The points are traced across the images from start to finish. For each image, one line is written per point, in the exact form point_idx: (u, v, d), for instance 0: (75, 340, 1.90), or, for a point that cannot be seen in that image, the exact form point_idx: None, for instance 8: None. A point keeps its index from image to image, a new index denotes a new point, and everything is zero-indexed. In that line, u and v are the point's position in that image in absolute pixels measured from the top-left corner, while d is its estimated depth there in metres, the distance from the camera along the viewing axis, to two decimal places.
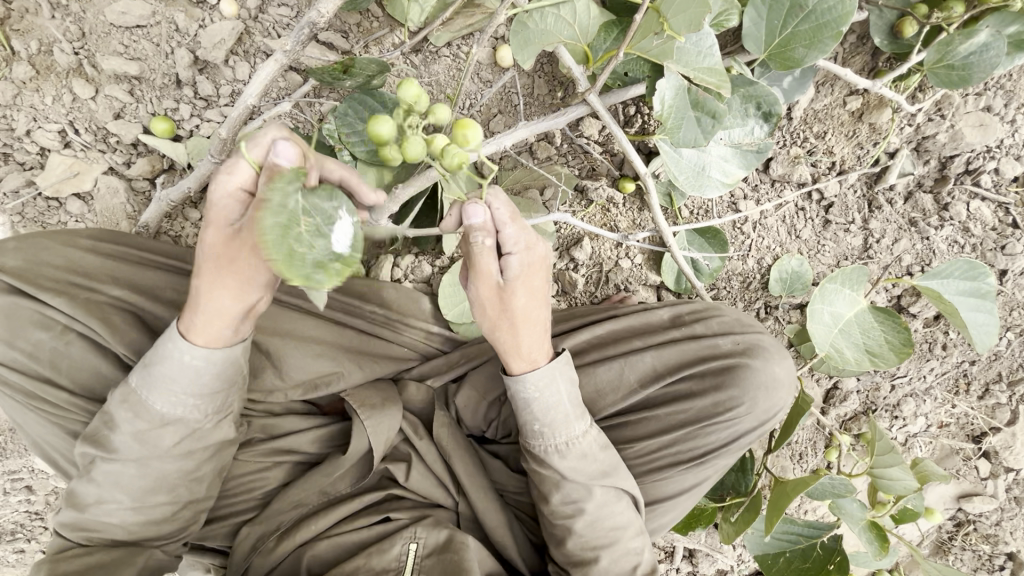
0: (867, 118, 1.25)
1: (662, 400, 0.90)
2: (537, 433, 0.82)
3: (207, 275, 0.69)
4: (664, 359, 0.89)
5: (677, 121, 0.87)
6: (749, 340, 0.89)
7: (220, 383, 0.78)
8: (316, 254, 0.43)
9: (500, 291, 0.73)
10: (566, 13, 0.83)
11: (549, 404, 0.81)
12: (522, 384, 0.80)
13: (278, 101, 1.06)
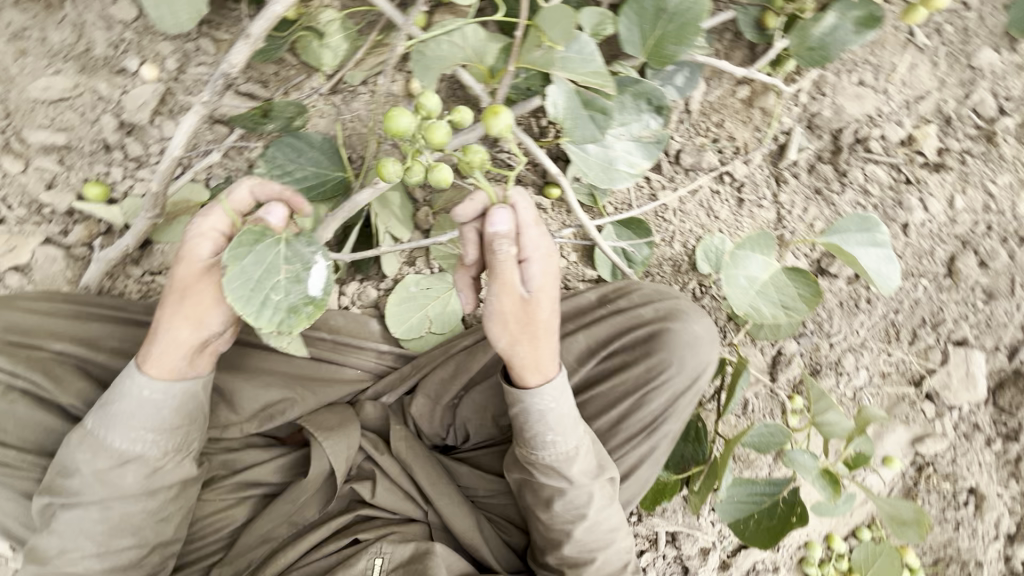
0: (758, 103, 1.41)
1: (601, 375, 0.96)
2: (550, 442, 0.86)
3: (173, 304, 0.80)
4: (596, 337, 0.96)
5: (573, 121, 0.96)
6: (668, 306, 0.96)
7: (180, 419, 0.83)
8: (286, 304, 0.80)
9: (524, 301, 0.80)
10: (457, 39, 0.92)
11: (563, 412, 0.86)
12: (535, 397, 0.85)
13: (208, 153, 1.14)
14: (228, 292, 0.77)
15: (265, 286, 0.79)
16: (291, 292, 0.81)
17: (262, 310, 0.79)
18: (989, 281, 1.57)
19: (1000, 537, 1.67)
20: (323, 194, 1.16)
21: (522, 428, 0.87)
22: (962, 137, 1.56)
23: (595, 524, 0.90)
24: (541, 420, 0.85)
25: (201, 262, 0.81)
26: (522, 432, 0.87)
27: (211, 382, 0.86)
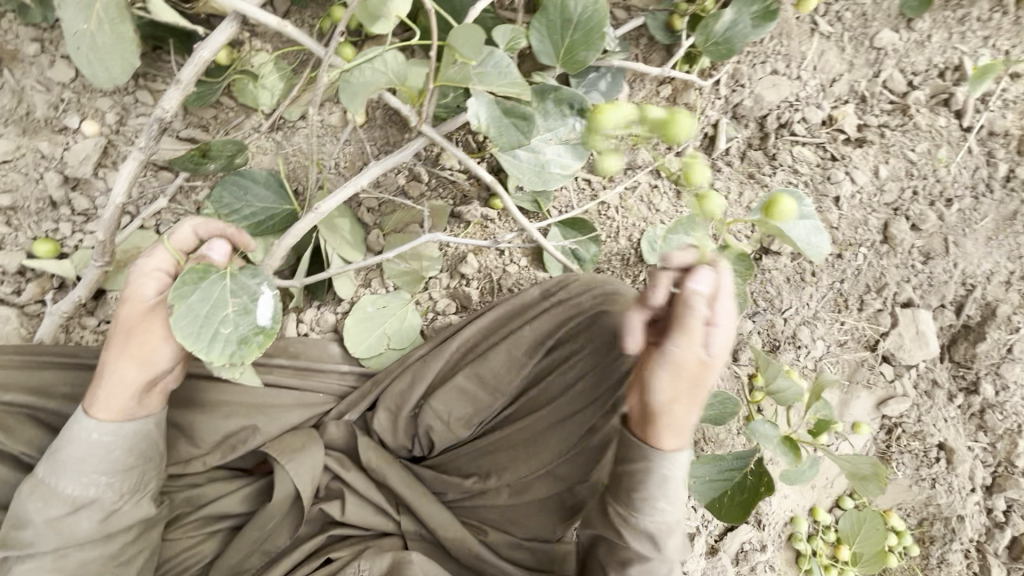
0: (681, 100, 1.47)
1: (551, 364, 1.03)
2: (660, 510, 0.83)
3: (119, 344, 0.83)
4: (543, 327, 1.03)
5: (498, 131, 1.01)
6: (606, 290, 1.02)
7: (133, 459, 0.84)
8: (235, 334, 0.85)
9: (701, 366, 0.79)
10: (379, 66, 0.98)
11: (680, 481, 0.84)
12: (665, 461, 0.83)
13: (154, 200, 1.17)
14: (177, 329, 0.80)
15: (214, 320, 0.83)
16: (240, 325, 0.85)
17: (213, 344, 0.83)
18: (924, 242, 1.67)
19: (975, 488, 1.71)
20: (272, 227, 1.20)
21: (637, 483, 0.83)
22: (878, 113, 1.66)
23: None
24: (668, 485, 0.83)
25: (146, 301, 0.84)
26: (635, 488, 0.83)
27: (162, 420, 0.88)
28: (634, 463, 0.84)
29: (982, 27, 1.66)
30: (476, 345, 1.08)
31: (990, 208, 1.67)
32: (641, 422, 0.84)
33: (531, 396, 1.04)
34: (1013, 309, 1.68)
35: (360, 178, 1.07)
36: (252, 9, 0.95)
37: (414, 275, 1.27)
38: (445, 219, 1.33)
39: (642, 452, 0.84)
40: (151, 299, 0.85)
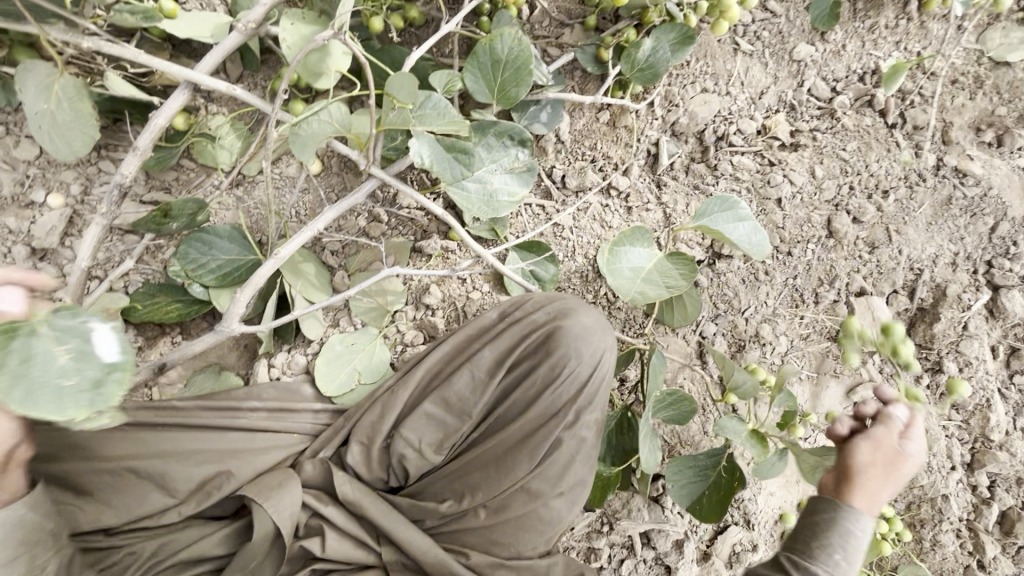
0: (620, 123, 1.57)
1: (516, 383, 1.07)
2: (837, 565, 0.86)
3: None
4: (501, 347, 1.07)
5: (441, 166, 1.09)
6: (558, 306, 1.08)
7: (19, 548, 0.79)
8: (87, 384, 0.67)
9: (893, 456, 0.92)
10: (324, 117, 1.06)
11: (856, 547, 0.87)
12: (856, 517, 0.88)
13: (121, 262, 1.22)
14: (10, 402, 0.64)
15: (50, 378, 0.67)
16: (82, 371, 0.67)
17: (59, 402, 0.65)
18: (867, 233, 1.77)
19: (955, 466, 1.76)
20: (239, 276, 1.25)
21: (823, 535, 0.88)
22: (809, 118, 1.79)
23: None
24: (856, 543, 0.87)
25: None
26: (818, 537, 0.88)
27: (30, 489, 0.82)
28: (822, 512, 0.90)
29: (891, 33, 1.81)
30: (440, 371, 1.12)
31: (925, 196, 1.79)
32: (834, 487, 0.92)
33: (497, 415, 1.07)
34: (961, 288, 1.77)
35: (316, 223, 1.14)
36: (202, 77, 1.03)
37: (380, 309, 1.32)
38: (406, 255, 1.39)
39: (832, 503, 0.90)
40: None
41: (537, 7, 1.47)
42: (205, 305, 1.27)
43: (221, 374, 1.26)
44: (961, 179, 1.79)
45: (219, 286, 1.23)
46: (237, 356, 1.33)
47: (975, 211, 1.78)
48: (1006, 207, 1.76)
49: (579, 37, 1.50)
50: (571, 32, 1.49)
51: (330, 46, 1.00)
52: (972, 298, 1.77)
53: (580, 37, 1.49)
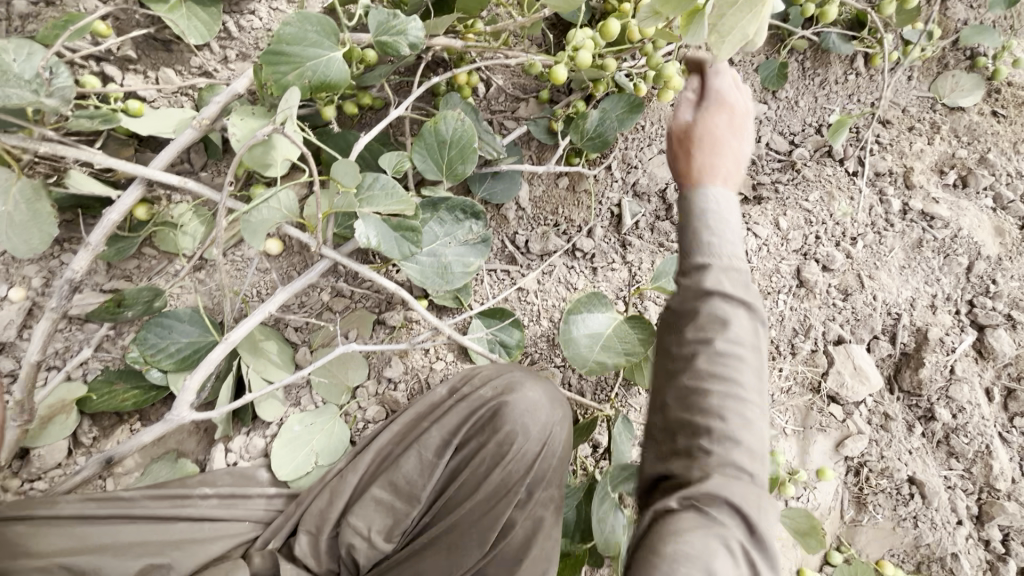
0: (581, 187, 1.60)
1: (466, 461, 1.09)
2: (715, 238, 0.74)
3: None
4: (449, 425, 1.09)
5: (387, 243, 1.11)
6: (504, 381, 1.11)
7: None
8: None
9: (710, 110, 0.85)
10: (273, 203, 1.10)
11: (727, 220, 0.75)
12: (708, 194, 0.77)
13: (81, 350, 1.23)
14: None
15: None
16: None
17: None
18: (838, 281, 1.76)
19: (962, 520, 1.66)
20: (198, 359, 1.26)
21: (687, 218, 0.76)
22: (770, 171, 1.84)
23: (748, 492, 0.66)
24: (715, 215, 0.75)
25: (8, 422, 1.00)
26: (685, 223, 0.77)
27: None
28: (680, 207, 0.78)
29: (842, 87, 1.88)
30: (390, 453, 1.14)
31: (895, 241, 1.80)
32: (671, 158, 0.84)
33: (448, 497, 1.07)
34: (943, 331, 1.74)
35: (267, 304, 1.15)
36: (155, 172, 1.08)
37: (339, 387, 1.31)
38: (369, 328, 1.40)
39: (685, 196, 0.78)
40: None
41: (492, 85, 1.54)
42: (164, 390, 1.27)
43: (177, 461, 1.24)
44: (930, 223, 1.81)
45: (178, 369, 1.24)
46: (196, 440, 1.30)
47: (948, 252, 1.79)
48: (979, 246, 1.78)
49: (534, 110, 1.56)
50: (526, 105, 1.55)
51: (274, 140, 1.05)
52: (955, 341, 1.74)
53: (535, 110, 1.55)
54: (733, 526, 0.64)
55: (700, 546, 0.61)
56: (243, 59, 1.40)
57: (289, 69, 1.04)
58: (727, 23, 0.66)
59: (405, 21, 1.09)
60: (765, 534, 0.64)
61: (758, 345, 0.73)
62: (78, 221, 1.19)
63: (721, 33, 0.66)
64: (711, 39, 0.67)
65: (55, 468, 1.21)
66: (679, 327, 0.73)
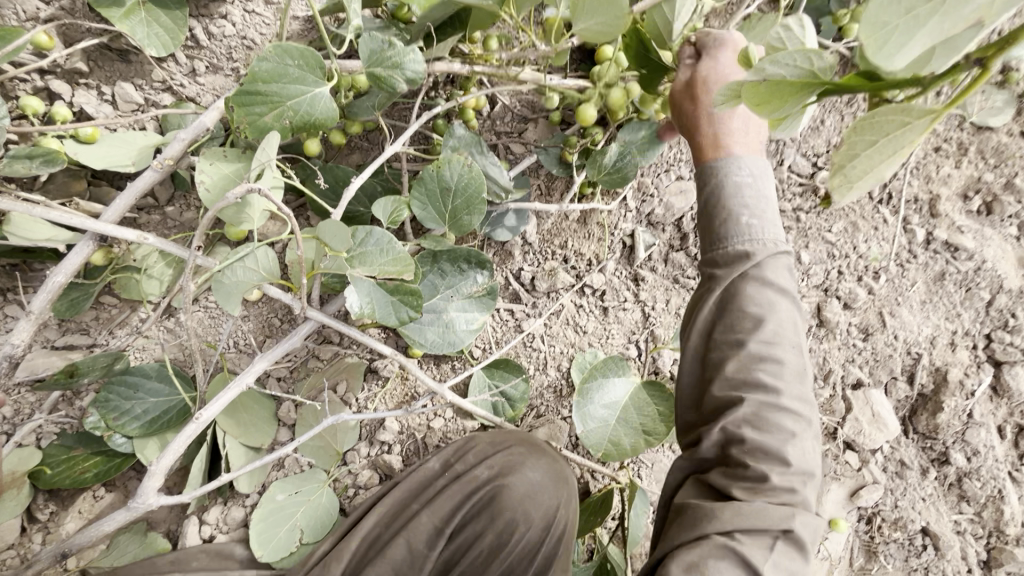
0: (592, 219, 1.41)
1: (460, 551, 1.06)
2: (749, 226, 0.85)
3: None
4: (443, 509, 1.07)
5: (382, 309, 0.97)
6: (499, 462, 1.09)
7: None
8: None
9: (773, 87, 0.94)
10: (250, 264, 0.95)
11: (757, 192, 0.86)
12: (738, 164, 0.87)
13: (32, 415, 1.09)
14: None
15: None
16: None
17: None
18: (859, 319, 1.65)
19: (971, 569, 1.60)
20: (167, 424, 1.12)
21: (718, 208, 0.87)
22: (791, 197, 1.65)
23: (771, 506, 0.74)
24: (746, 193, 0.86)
25: None
26: (715, 215, 0.87)
27: None
28: (709, 184, 0.89)
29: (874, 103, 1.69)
30: (377, 538, 1.08)
31: (917, 273, 1.68)
32: (686, 134, 0.94)
33: None
34: (963, 371, 1.63)
35: (245, 374, 1.03)
36: (109, 228, 0.96)
37: (329, 451, 1.19)
38: (360, 379, 1.26)
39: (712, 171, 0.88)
40: None
41: (497, 103, 1.35)
42: (129, 457, 1.13)
43: (146, 535, 1.12)
44: (954, 254, 1.68)
45: (145, 435, 1.11)
46: (168, 507, 1.19)
47: (970, 286, 1.67)
48: (1002, 279, 1.66)
49: (543, 132, 1.39)
50: (535, 126, 1.38)
51: (250, 197, 0.92)
52: (975, 382, 1.62)
53: (545, 133, 1.38)
54: (757, 530, 0.73)
55: (719, 539, 0.73)
56: (214, 72, 1.22)
57: (266, 110, 0.89)
58: (859, 164, 0.43)
59: (401, 53, 0.94)
60: (788, 536, 0.74)
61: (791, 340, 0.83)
62: (18, 273, 1.06)
63: (848, 173, 0.43)
64: (830, 178, 0.44)
65: (8, 548, 1.10)
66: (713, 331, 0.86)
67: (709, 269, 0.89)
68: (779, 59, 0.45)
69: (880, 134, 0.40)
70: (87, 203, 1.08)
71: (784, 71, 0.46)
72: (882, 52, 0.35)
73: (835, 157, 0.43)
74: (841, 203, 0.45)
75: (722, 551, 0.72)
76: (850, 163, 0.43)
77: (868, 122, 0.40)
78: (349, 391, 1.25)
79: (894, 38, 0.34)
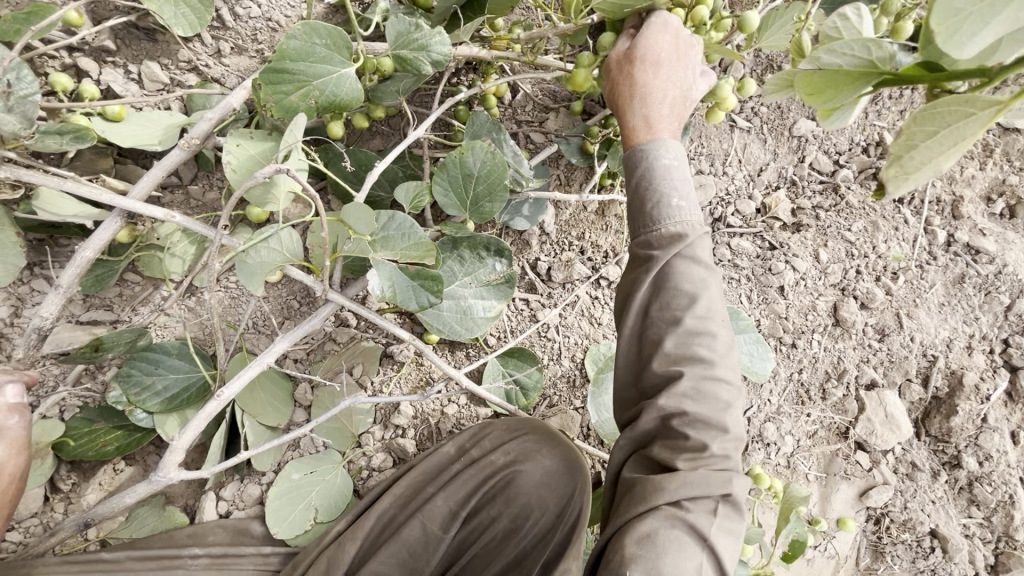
0: (611, 211, 1.41)
1: (472, 535, 1.08)
2: (676, 208, 0.83)
3: (14, 458, 0.94)
4: (458, 493, 1.09)
5: (405, 294, 0.98)
6: (515, 449, 1.10)
7: None
8: None
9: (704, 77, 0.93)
10: (275, 244, 0.96)
11: (685, 175, 0.85)
12: (662, 148, 0.85)
13: (56, 387, 1.12)
14: None
15: None
16: None
17: None
18: (876, 320, 1.63)
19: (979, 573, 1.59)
20: (187, 401, 1.13)
21: (649, 189, 0.84)
22: (811, 194, 1.63)
23: (711, 473, 0.77)
24: (673, 176, 0.84)
25: (17, 429, 0.94)
26: (646, 196, 0.84)
27: (15, 488, 0.95)
28: (637, 168, 0.86)
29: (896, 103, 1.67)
30: (391, 521, 1.09)
31: (936, 275, 1.65)
32: (614, 111, 0.91)
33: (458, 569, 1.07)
34: (979, 375, 1.61)
35: (266, 353, 1.05)
36: (138, 206, 0.97)
37: (345, 433, 1.21)
38: (376, 364, 1.26)
39: (642, 153, 0.86)
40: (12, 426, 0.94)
41: (518, 91, 1.35)
42: (149, 432, 1.15)
43: (165, 509, 1.15)
44: (974, 256, 1.65)
45: (166, 411, 1.13)
46: (185, 483, 1.21)
47: (990, 290, 1.65)
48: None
49: (565, 121, 1.38)
50: (556, 116, 1.37)
51: (276, 177, 0.92)
52: (991, 387, 1.61)
53: (566, 122, 1.37)
54: (700, 496, 0.76)
55: (670, 510, 0.75)
56: (239, 53, 1.21)
57: (292, 89, 0.90)
58: (918, 155, 0.48)
59: (428, 35, 0.93)
60: (726, 501, 0.77)
61: (718, 316, 0.83)
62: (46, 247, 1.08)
63: (905, 164, 0.49)
64: (888, 169, 0.50)
65: (32, 516, 1.13)
66: (645, 311, 0.83)
67: (637, 251, 0.85)
68: (835, 48, 0.56)
69: (940, 126, 0.45)
70: (112, 179, 1.09)
71: (839, 60, 0.57)
72: (953, 39, 0.40)
73: (894, 149, 0.49)
74: (898, 194, 0.50)
75: (673, 521, 0.74)
76: (908, 154, 0.48)
77: (928, 114, 0.45)
78: (365, 374, 1.26)
79: (964, 27, 0.40)
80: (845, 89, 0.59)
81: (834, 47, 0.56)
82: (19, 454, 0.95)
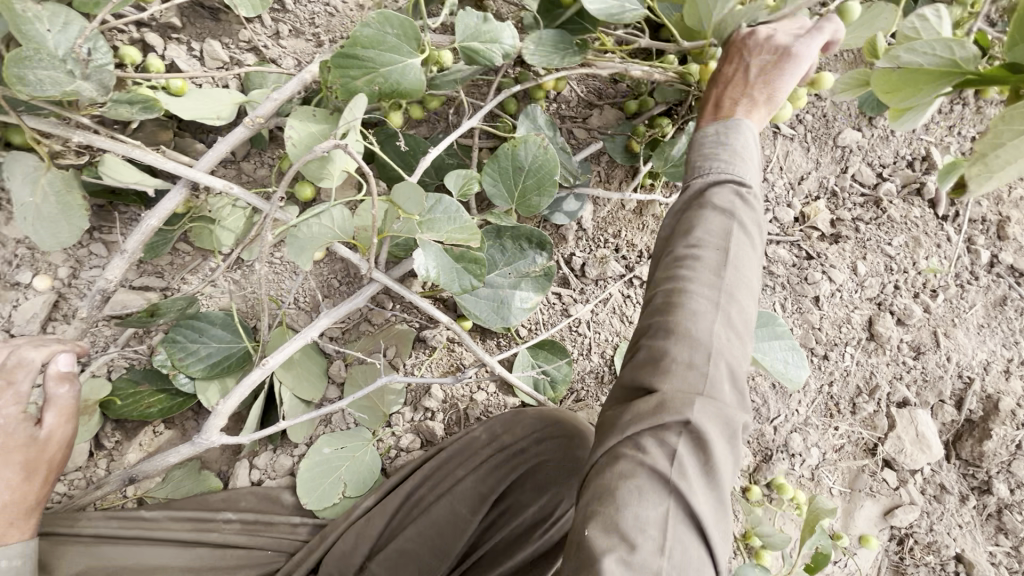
0: (649, 211, 1.41)
1: (499, 518, 1.10)
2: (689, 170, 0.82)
3: (64, 425, 0.99)
4: (489, 479, 1.10)
5: (449, 276, 0.99)
6: (549, 440, 1.10)
7: None
8: None
9: (779, 51, 0.82)
10: (327, 221, 0.98)
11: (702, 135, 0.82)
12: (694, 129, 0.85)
13: (107, 348, 1.17)
14: None
15: None
16: None
17: None
18: (912, 337, 1.60)
19: None
20: (228, 370, 1.17)
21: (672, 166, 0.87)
22: (851, 206, 1.61)
23: (669, 398, 0.69)
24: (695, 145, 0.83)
25: (65, 398, 0.99)
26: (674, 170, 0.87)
27: (66, 454, 1.00)
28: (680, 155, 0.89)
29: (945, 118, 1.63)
30: (418, 499, 1.12)
31: (977, 296, 1.62)
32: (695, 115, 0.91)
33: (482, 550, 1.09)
34: (1017, 401, 1.57)
35: (310, 328, 1.08)
36: (201, 176, 1.02)
37: (376, 411, 1.24)
38: (409, 346, 1.29)
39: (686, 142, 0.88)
40: (62, 395, 0.99)
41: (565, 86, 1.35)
42: (190, 397, 1.19)
43: (200, 473, 1.19)
44: (1017, 279, 1.62)
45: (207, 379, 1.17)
46: (220, 449, 1.25)
47: None
48: None
49: (609, 118, 1.38)
50: (600, 113, 1.38)
51: (333, 152, 0.95)
52: None
53: (610, 119, 1.37)
54: (658, 427, 0.68)
55: (628, 449, 0.69)
56: (296, 36, 1.25)
57: (360, 74, 0.92)
58: (1001, 155, 0.57)
59: (500, 29, 0.97)
60: (690, 431, 0.67)
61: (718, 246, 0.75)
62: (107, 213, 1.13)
63: (990, 162, 0.57)
64: (973, 167, 0.58)
65: (77, 470, 1.17)
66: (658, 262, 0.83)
67: None
68: (917, 49, 0.64)
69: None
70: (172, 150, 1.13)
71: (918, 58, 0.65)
72: None
73: (980, 147, 0.58)
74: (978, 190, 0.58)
75: (635, 465, 0.68)
76: (993, 153, 0.57)
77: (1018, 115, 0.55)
78: (397, 356, 1.28)
79: None
80: (923, 88, 0.68)
81: (917, 47, 0.64)
82: (68, 422, 1.00)
